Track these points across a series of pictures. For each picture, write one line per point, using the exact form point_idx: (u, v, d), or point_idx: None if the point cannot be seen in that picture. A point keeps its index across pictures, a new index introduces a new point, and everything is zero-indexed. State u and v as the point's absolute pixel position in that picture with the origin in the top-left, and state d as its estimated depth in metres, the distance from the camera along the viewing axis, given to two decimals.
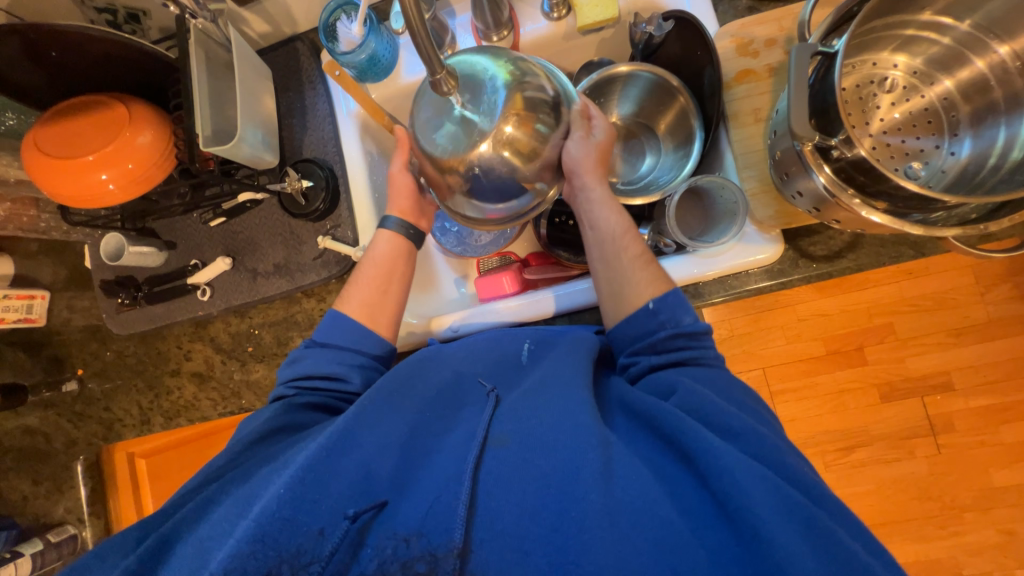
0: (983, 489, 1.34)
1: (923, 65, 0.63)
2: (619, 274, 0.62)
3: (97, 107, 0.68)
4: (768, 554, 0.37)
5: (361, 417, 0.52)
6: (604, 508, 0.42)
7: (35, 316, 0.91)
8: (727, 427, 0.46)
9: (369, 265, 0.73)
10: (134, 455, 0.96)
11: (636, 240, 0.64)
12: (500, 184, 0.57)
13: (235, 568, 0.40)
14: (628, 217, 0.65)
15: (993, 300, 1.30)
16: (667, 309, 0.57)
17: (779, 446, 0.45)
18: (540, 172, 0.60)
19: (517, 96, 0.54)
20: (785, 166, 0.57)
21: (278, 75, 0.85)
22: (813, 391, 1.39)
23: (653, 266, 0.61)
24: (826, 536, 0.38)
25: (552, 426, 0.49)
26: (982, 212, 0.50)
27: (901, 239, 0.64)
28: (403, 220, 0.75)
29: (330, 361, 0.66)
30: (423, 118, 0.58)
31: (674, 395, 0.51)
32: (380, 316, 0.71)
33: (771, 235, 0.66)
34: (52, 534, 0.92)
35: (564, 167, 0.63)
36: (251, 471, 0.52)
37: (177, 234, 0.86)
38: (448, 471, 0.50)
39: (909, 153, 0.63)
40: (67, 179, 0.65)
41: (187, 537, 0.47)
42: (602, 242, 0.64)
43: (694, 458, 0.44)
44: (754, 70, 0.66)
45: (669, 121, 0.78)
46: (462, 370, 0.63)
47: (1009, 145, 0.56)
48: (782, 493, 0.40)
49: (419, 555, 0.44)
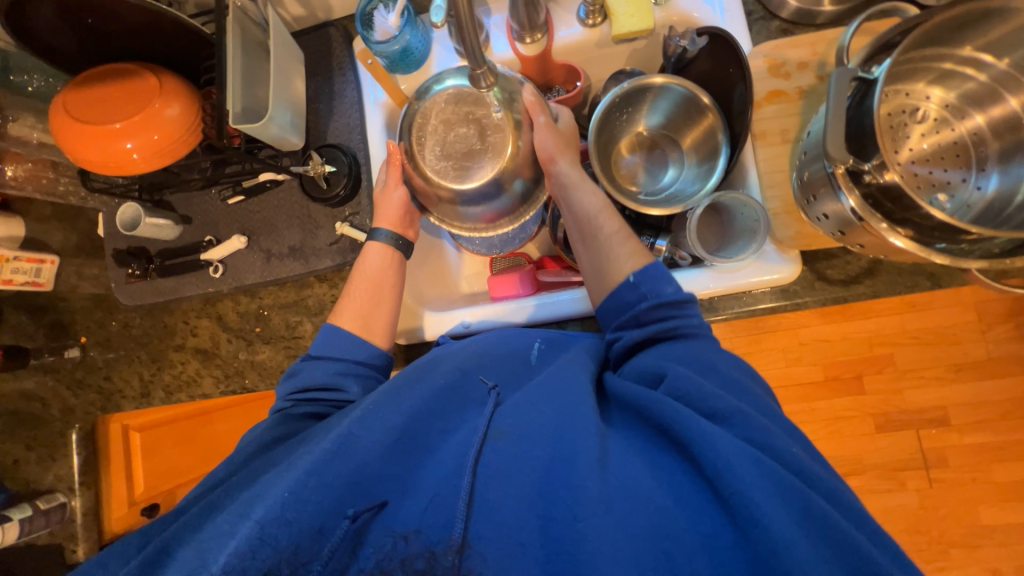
0: (971, 527, 1.34)
1: (956, 99, 0.64)
2: (600, 253, 0.65)
3: (128, 75, 0.68)
4: (763, 540, 0.37)
5: (361, 419, 0.51)
6: (602, 498, 0.41)
7: (42, 281, 0.90)
8: (714, 412, 0.46)
9: (361, 278, 0.74)
10: (129, 430, 1.00)
11: (612, 217, 0.68)
12: (485, 193, 0.68)
13: (235, 569, 0.40)
14: (604, 197, 0.69)
15: (993, 339, 1.32)
16: (647, 281, 0.59)
17: (768, 428, 0.44)
18: (517, 176, 0.69)
19: (508, 116, 0.67)
20: (813, 187, 0.58)
21: (310, 58, 0.85)
22: (810, 415, 1.39)
23: (629, 241, 0.64)
24: (825, 521, 0.38)
25: (550, 421, 0.49)
26: (1004, 249, 0.51)
27: (919, 269, 0.64)
28: (393, 232, 0.76)
29: (326, 373, 0.67)
30: (422, 138, 0.69)
31: (663, 382, 0.50)
32: (370, 326, 0.72)
33: (790, 256, 0.66)
34: (41, 501, 0.89)
35: (538, 158, 0.70)
36: (252, 479, 0.50)
37: (193, 209, 0.85)
38: (447, 467, 0.49)
39: (935, 184, 0.64)
40: (93, 145, 0.65)
41: (183, 544, 0.44)
42: (579, 225, 0.69)
43: (688, 445, 0.44)
44: (785, 91, 0.68)
45: (694, 135, 0.78)
46: (467, 366, 0.60)
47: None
48: (774, 474, 0.40)
49: (417, 552, 0.44)
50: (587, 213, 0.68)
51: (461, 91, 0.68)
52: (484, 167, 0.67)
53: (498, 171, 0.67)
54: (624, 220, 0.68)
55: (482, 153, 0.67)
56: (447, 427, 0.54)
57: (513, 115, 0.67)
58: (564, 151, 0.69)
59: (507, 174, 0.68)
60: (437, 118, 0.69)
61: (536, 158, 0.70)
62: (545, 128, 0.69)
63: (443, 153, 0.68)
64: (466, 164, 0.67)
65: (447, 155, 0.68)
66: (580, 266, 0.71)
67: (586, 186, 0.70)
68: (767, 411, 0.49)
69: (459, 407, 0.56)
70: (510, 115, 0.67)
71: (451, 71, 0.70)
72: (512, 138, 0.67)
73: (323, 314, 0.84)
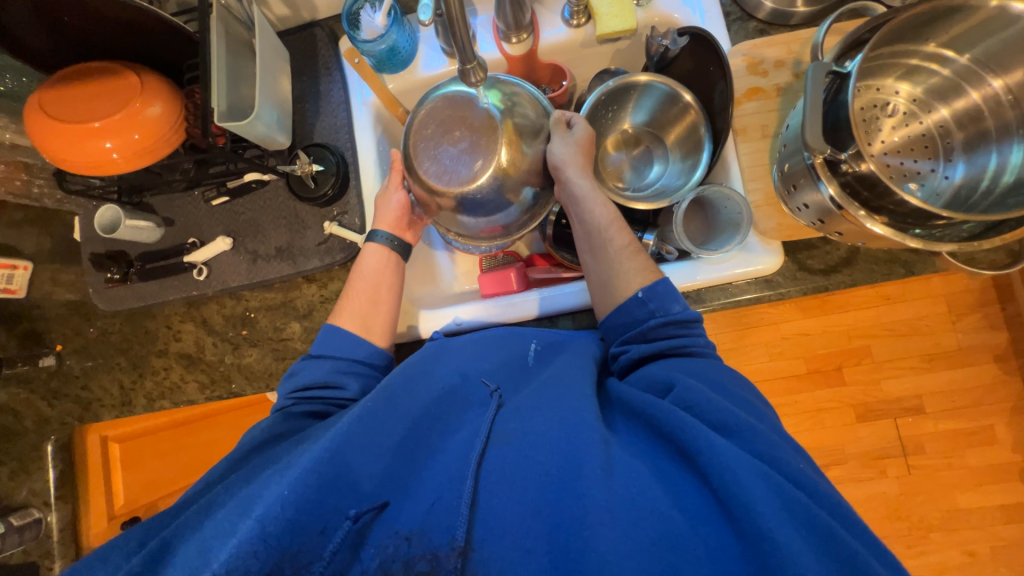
0: (949, 511, 1.38)
1: (923, 93, 0.68)
2: (608, 266, 0.67)
3: (106, 74, 0.66)
4: (771, 552, 0.38)
5: (362, 418, 0.50)
6: (608, 506, 0.42)
7: (15, 288, 0.87)
8: (722, 424, 0.47)
9: (359, 278, 0.74)
10: (107, 439, 0.96)
11: (622, 231, 0.68)
12: (486, 200, 0.68)
13: (237, 568, 0.38)
14: (615, 210, 0.70)
15: (963, 328, 1.38)
16: (656, 297, 0.61)
17: (774, 442, 0.46)
18: (522, 183, 0.70)
19: (507, 124, 0.68)
20: (794, 178, 0.61)
21: (295, 58, 0.84)
22: (793, 407, 1.43)
23: (639, 256, 0.66)
24: (829, 536, 0.39)
25: (555, 426, 0.50)
26: (976, 231, 0.54)
27: (893, 257, 0.67)
28: (391, 234, 0.76)
29: (327, 371, 0.67)
30: (421, 142, 0.69)
31: (671, 392, 0.52)
32: (369, 325, 0.72)
33: (772, 246, 0.68)
34: (14, 517, 0.86)
35: (550, 165, 0.71)
36: (253, 474, 0.50)
37: (175, 211, 0.84)
38: (449, 470, 0.49)
39: (907, 174, 0.67)
40: (70, 145, 0.64)
41: (185, 542, 0.43)
42: (589, 234, 0.70)
43: (694, 455, 0.45)
44: (763, 88, 0.70)
45: (677, 132, 0.81)
46: (468, 370, 0.61)
47: (1000, 170, 0.61)
48: (782, 491, 0.41)
49: (420, 554, 0.43)
50: (597, 224, 0.69)
51: (458, 97, 0.69)
52: (484, 170, 0.66)
53: (496, 178, 0.67)
54: (634, 234, 0.69)
55: (478, 157, 0.66)
56: (447, 428, 0.55)
57: (512, 124, 0.68)
58: (578, 162, 0.70)
59: (506, 182, 0.68)
60: (434, 124, 0.69)
61: (549, 164, 0.71)
62: (562, 141, 0.71)
63: (441, 157, 0.68)
64: (461, 171, 0.67)
65: (444, 161, 0.68)
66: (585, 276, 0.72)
67: (597, 198, 0.70)
68: (767, 423, 0.51)
69: (460, 409, 0.57)
70: (510, 121, 0.68)
71: (452, 80, 0.71)
72: (511, 146, 0.68)
73: (313, 315, 0.83)
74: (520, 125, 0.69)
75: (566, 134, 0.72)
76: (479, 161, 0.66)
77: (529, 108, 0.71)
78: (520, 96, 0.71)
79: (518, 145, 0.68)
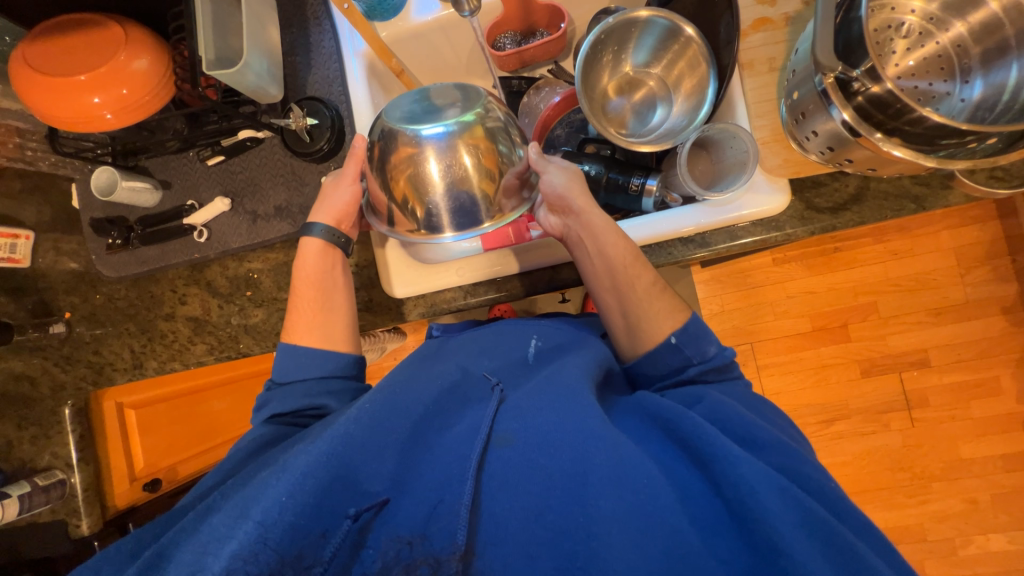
0: (951, 461, 1.38)
1: (939, 10, 0.66)
2: (635, 307, 0.64)
3: (92, 25, 0.64)
4: (783, 567, 0.39)
5: (360, 418, 0.48)
6: (614, 515, 0.43)
7: (19, 256, 0.88)
8: (749, 438, 0.48)
9: (304, 285, 0.70)
10: (122, 405, 1.03)
11: (644, 267, 0.65)
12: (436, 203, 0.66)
13: (238, 570, 0.38)
14: (633, 245, 0.66)
15: (972, 282, 1.37)
16: (691, 342, 0.61)
17: (803, 460, 0.47)
18: (498, 194, 0.67)
19: (477, 128, 0.64)
20: (803, 106, 0.60)
21: (282, 8, 0.82)
22: (799, 364, 1.42)
23: (665, 295, 0.64)
24: (846, 552, 0.40)
25: (559, 429, 0.49)
26: (1004, 143, 0.52)
27: (904, 192, 0.65)
28: (332, 227, 0.70)
29: (298, 398, 0.63)
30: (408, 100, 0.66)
31: (701, 403, 0.54)
32: (330, 334, 0.69)
33: (778, 184, 0.67)
34: (40, 478, 0.88)
35: (553, 199, 0.68)
36: (246, 479, 0.47)
37: (171, 173, 0.82)
38: (449, 469, 0.48)
39: (921, 97, 0.66)
40: (57, 100, 0.62)
41: (179, 549, 0.41)
42: (612, 272, 0.64)
43: (709, 463, 0.46)
44: (771, 19, 0.67)
45: (681, 71, 0.78)
46: (469, 367, 0.60)
47: (1020, 83, 0.58)
48: (795, 501, 0.42)
49: (421, 558, 0.43)
50: (617, 263, 0.64)
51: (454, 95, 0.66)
52: (433, 159, 0.64)
53: (451, 177, 0.64)
54: (654, 268, 0.66)
55: (439, 143, 0.63)
56: (444, 424, 0.53)
57: (483, 128, 0.64)
58: (583, 195, 0.67)
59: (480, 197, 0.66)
60: (432, 96, 0.66)
61: (552, 199, 0.68)
62: (556, 171, 0.68)
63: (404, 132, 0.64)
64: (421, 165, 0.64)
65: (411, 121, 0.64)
66: (605, 313, 0.68)
67: (614, 233, 0.65)
68: (790, 434, 0.55)
69: (460, 405, 0.56)
70: (480, 125, 0.64)
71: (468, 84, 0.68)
72: (483, 154, 0.64)
73: None
74: (492, 130, 0.65)
75: (561, 166, 0.69)
76: (432, 148, 0.63)
77: (500, 110, 0.67)
78: (494, 100, 0.67)
79: (493, 151, 0.65)
